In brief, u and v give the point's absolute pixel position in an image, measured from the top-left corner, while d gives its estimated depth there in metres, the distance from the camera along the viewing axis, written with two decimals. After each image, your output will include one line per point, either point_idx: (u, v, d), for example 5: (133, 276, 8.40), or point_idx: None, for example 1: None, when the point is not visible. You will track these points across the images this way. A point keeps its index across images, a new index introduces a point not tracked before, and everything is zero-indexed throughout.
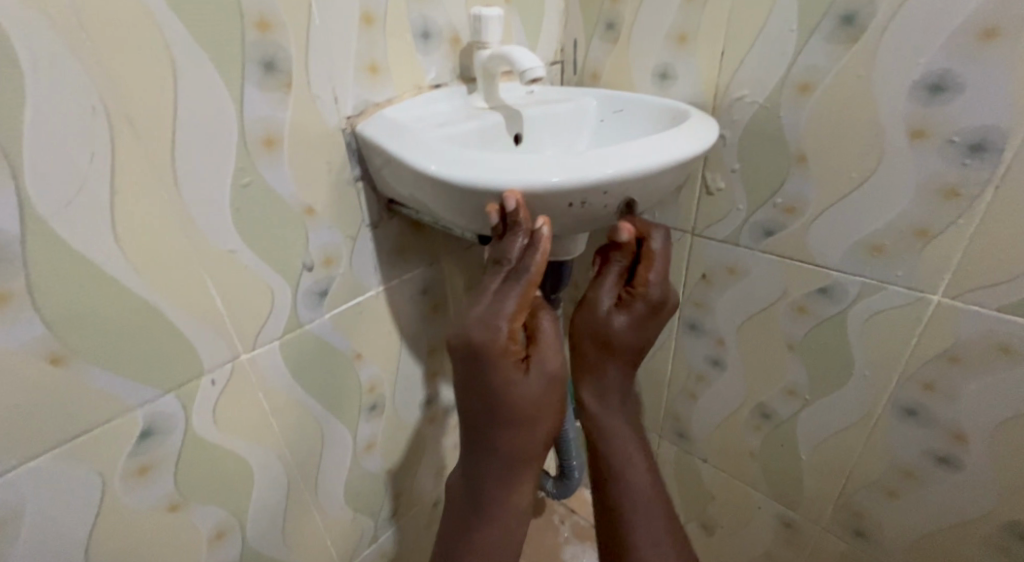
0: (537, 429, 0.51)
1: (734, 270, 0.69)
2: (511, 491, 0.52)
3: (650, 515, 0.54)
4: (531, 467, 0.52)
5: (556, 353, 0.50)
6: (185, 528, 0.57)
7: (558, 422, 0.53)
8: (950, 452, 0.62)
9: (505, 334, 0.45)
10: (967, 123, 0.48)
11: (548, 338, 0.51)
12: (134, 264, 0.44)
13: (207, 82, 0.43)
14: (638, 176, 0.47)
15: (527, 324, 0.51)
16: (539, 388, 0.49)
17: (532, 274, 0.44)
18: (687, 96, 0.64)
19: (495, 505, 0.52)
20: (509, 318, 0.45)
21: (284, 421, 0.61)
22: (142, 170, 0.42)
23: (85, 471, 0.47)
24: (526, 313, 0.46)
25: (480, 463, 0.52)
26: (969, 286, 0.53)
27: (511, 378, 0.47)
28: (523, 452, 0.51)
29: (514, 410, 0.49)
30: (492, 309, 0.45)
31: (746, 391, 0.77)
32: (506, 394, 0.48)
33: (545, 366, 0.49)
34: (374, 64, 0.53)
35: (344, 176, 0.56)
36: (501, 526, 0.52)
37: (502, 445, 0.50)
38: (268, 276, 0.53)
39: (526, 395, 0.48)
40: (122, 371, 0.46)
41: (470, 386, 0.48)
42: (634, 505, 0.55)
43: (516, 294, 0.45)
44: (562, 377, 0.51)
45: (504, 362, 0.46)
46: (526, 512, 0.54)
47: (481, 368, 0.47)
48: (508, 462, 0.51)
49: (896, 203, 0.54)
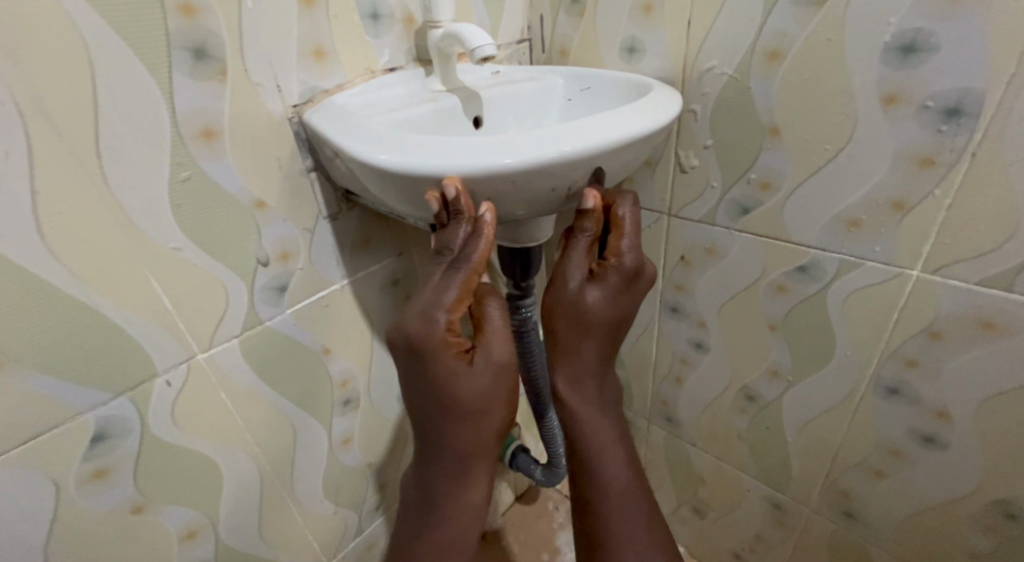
0: (487, 421, 0.49)
1: (712, 250, 0.67)
2: (463, 485, 0.52)
3: (622, 508, 0.58)
4: (483, 463, 0.52)
5: (506, 343, 0.48)
6: (152, 529, 0.56)
7: (512, 412, 0.51)
8: (934, 431, 0.60)
9: (443, 326, 0.44)
10: (941, 86, 0.45)
11: (497, 328, 0.48)
12: (67, 266, 0.42)
13: (130, 73, 0.41)
14: (587, 156, 0.44)
15: (475, 312, 0.49)
16: (486, 381, 0.48)
17: (474, 262, 0.43)
18: (656, 70, 0.61)
19: (447, 503, 0.52)
20: (446, 310, 0.43)
21: (251, 419, 0.60)
22: (65, 167, 0.40)
23: (36, 477, 0.46)
24: (468, 305, 0.45)
25: (430, 461, 0.51)
26: (947, 259, 0.51)
27: (455, 371, 0.46)
28: (475, 445, 0.50)
29: (459, 405, 0.47)
30: (430, 303, 0.44)
31: (730, 373, 0.75)
32: (451, 386, 0.46)
33: (492, 356, 0.48)
34: (319, 48, 0.51)
35: (295, 167, 0.54)
36: (454, 524, 0.52)
37: (451, 442, 0.50)
38: (219, 272, 0.51)
39: (470, 389, 0.47)
40: (67, 377, 0.45)
41: (413, 382, 0.47)
42: (609, 507, 0.58)
43: (456, 285, 0.43)
44: (513, 366, 0.49)
45: (444, 356, 0.45)
46: (483, 505, 0.54)
47: (421, 362, 0.45)
48: (458, 458, 0.50)
49: (871, 175, 0.52)
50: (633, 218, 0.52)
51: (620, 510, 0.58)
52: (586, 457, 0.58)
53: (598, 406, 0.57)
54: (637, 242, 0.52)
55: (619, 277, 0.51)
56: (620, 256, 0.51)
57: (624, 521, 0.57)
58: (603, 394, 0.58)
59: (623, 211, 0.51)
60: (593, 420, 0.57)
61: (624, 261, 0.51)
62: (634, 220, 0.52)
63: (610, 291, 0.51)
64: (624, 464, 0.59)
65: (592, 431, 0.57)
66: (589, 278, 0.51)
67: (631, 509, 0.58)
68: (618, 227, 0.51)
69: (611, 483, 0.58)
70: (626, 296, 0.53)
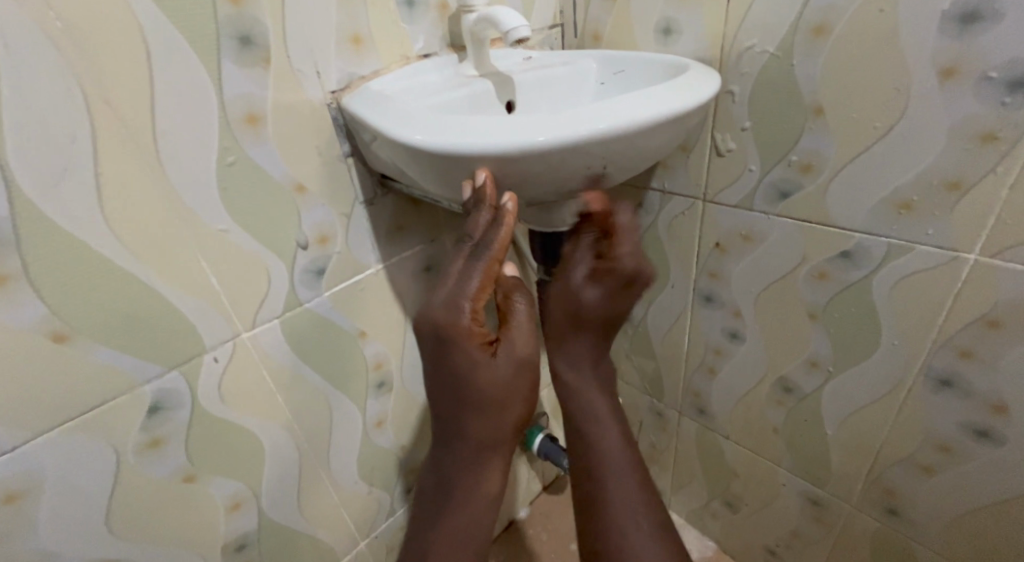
0: (507, 413, 0.50)
1: (749, 237, 0.66)
2: (478, 477, 0.52)
3: (626, 500, 0.54)
4: (502, 452, 0.52)
5: (527, 336, 0.50)
6: (201, 499, 0.59)
7: (532, 405, 0.52)
8: (989, 425, 0.57)
9: (467, 314, 0.44)
10: (1006, 56, 0.43)
11: (520, 323, 0.50)
12: (127, 245, 0.45)
13: (183, 59, 0.43)
14: (617, 135, 0.44)
15: (500, 305, 0.51)
16: (508, 372, 0.48)
17: (494, 250, 0.43)
18: (692, 51, 0.60)
19: (464, 491, 0.52)
20: (471, 299, 0.44)
21: (290, 396, 0.62)
22: (124, 150, 0.42)
23: (98, 444, 0.49)
24: (490, 294, 0.45)
25: (450, 447, 0.52)
26: (1007, 242, 0.48)
27: (477, 361, 0.46)
28: (492, 436, 0.51)
29: (481, 394, 0.48)
30: (455, 291, 0.44)
31: (768, 364, 0.73)
32: (473, 376, 0.47)
33: (513, 348, 0.49)
34: (357, 35, 0.52)
35: (333, 152, 0.55)
36: (469, 513, 0.52)
37: (471, 430, 0.50)
38: (262, 254, 0.53)
39: (491, 379, 0.48)
40: (125, 350, 0.48)
41: (437, 370, 0.48)
42: (613, 501, 0.54)
43: (479, 273, 0.43)
44: (534, 359, 0.50)
45: (468, 345, 0.45)
46: (498, 498, 0.54)
47: (445, 351, 0.46)
48: (478, 446, 0.51)
49: (924, 153, 0.49)
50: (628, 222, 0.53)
51: (623, 504, 0.53)
52: (582, 439, 0.57)
53: (598, 387, 0.58)
54: (633, 247, 0.53)
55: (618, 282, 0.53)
56: (618, 260, 0.53)
57: (623, 505, 0.53)
58: (597, 370, 0.58)
59: (618, 216, 0.52)
60: (589, 394, 0.57)
61: (622, 267, 0.53)
62: (631, 225, 0.53)
63: (607, 295, 0.54)
64: (620, 443, 0.56)
65: (592, 412, 0.57)
66: (591, 277, 0.54)
67: (633, 499, 0.54)
68: (613, 230, 0.52)
69: (610, 467, 0.55)
70: (621, 299, 0.55)
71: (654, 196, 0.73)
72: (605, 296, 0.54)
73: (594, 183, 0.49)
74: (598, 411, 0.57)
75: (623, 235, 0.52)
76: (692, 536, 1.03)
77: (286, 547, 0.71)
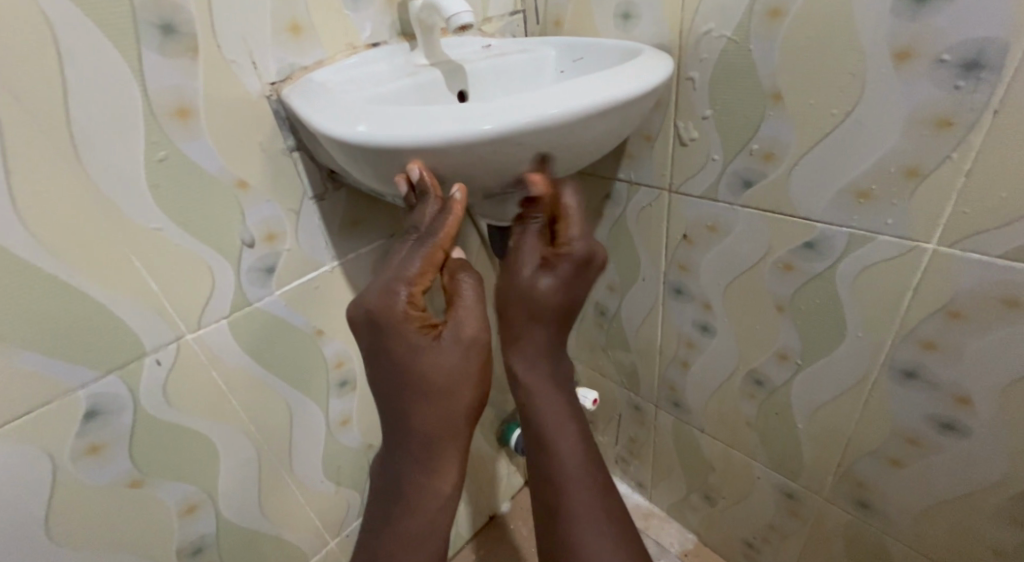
0: (455, 401, 0.48)
1: (714, 227, 0.64)
2: (430, 475, 0.50)
3: (588, 510, 0.52)
4: (455, 444, 0.50)
5: (476, 319, 0.47)
6: (152, 503, 0.57)
7: (484, 392, 0.49)
8: (954, 417, 0.56)
9: (403, 300, 0.44)
10: (959, 36, 0.41)
11: (468, 303, 0.47)
12: (48, 246, 0.43)
13: (97, 50, 0.41)
14: (556, 124, 0.42)
15: (447, 286, 0.48)
16: (455, 356, 0.46)
17: (440, 238, 0.43)
18: (651, 37, 0.58)
19: (415, 493, 0.51)
20: (408, 283, 0.43)
21: (244, 397, 0.61)
22: (37, 147, 0.41)
23: (31, 451, 0.47)
24: (433, 280, 0.45)
25: (399, 447, 0.50)
26: (966, 231, 0.47)
27: (417, 346, 0.45)
28: (441, 426, 0.48)
29: (426, 383, 0.46)
30: (394, 274, 0.44)
31: (738, 356, 0.72)
32: (414, 361, 0.46)
33: (459, 331, 0.46)
34: (295, 23, 0.50)
35: (277, 147, 0.53)
36: (422, 514, 0.51)
37: (418, 426, 0.48)
38: (203, 252, 0.51)
39: (435, 364, 0.46)
40: (55, 355, 0.46)
41: (377, 360, 0.47)
42: (573, 512, 0.52)
43: (420, 259, 0.43)
44: (484, 343, 0.48)
45: (406, 329, 0.44)
46: (454, 494, 0.52)
47: (383, 337, 0.45)
48: (426, 442, 0.49)
49: (883, 139, 0.47)
50: (576, 203, 0.49)
51: (584, 511, 0.52)
52: (540, 443, 0.55)
53: (555, 385, 0.56)
54: (582, 228, 0.50)
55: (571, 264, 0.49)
56: (571, 245, 0.49)
57: (581, 510, 0.52)
58: (552, 366, 0.56)
59: (565, 198, 0.49)
60: (545, 393, 0.55)
61: (572, 249, 0.49)
62: (580, 207, 0.49)
63: (560, 281, 0.50)
64: (577, 441, 0.55)
65: (547, 417, 0.55)
66: (540, 267, 0.50)
67: (592, 501, 0.53)
68: (562, 210, 0.49)
69: (567, 472, 0.54)
70: (576, 286, 0.51)
71: (621, 187, 0.71)
72: (559, 282, 0.50)
73: (539, 164, 0.47)
74: (552, 410, 0.55)
75: (573, 217, 0.49)
76: (673, 529, 1.03)
77: (250, 549, 0.70)
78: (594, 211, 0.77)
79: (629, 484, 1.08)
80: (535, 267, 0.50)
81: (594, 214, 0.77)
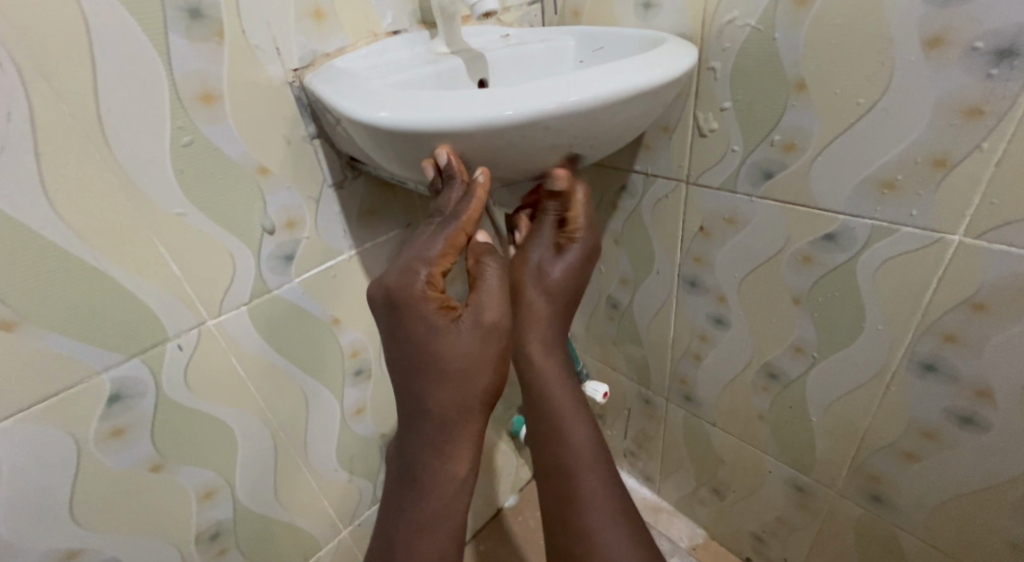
0: (471, 386, 0.47)
1: (732, 220, 0.64)
2: (443, 459, 0.50)
3: (598, 495, 0.53)
4: (468, 429, 0.49)
5: (496, 304, 0.47)
6: (171, 488, 0.58)
7: (500, 379, 0.49)
8: (974, 412, 0.56)
9: (422, 280, 0.44)
10: (993, 23, 0.41)
11: (490, 287, 0.47)
12: (76, 229, 0.43)
13: (127, 33, 0.41)
14: (584, 110, 0.42)
15: (471, 271, 0.48)
16: (473, 341, 0.46)
17: (462, 220, 0.43)
18: (672, 26, 0.58)
19: (431, 477, 0.50)
20: (428, 263, 0.44)
21: (262, 385, 0.61)
22: (67, 130, 0.41)
23: (56, 434, 0.48)
24: (453, 262, 0.45)
25: (413, 428, 0.50)
26: (994, 222, 0.46)
27: (435, 328, 0.45)
28: (456, 411, 0.48)
29: (442, 366, 0.46)
30: (415, 254, 0.44)
31: (753, 350, 0.71)
32: (432, 343, 0.46)
33: (478, 316, 0.46)
34: (318, 9, 0.50)
35: (298, 133, 0.53)
36: (437, 497, 0.50)
37: (432, 410, 0.48)
38: (224, 238, 0.51)
39: (453, 349, 0.46)
40: (79, 338, 0.46)
41: (395, 340, 0.47)
42: (583, 492, 0.53)
43: (442, 239, 0.44)
44: (503, 329, 0.48)
45: (424, 310, 0.44)
46: (467, 481, 0.51)
47: (401, 317, 0.45)
48: (440, 424, 0.49)
49: (910, 128, 0.47)
50: (583, 197, 0.53)
51: (593, 495, 0.53)
52: (548, 424, 0.56)
53: (561, 370, 0.58)
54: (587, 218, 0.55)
55: (581, 249, 0.55)
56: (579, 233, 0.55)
57: (591, 493, 0.53)
58: (554, 350, 0.58)
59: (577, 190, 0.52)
60: (551, 377, 0.57)
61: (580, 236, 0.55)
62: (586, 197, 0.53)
63: (573, 265, 0.56)
64: (582, 426, 0.56)
65: (553, 398, 0.57)
66: (553, 254, 0.56)
67: (602, 485, 0.53)
68: (572, 203, 0.53)
69: (576, 455, 0.55)
70: (584, 267, 0.56)
71: (637, 179, 0.71)
72: (572, 266, 0.56)
73: (567, 162, 0.49)
74: (558, 394, 0.57)
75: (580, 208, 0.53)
76: (681, 524, 1.03)
77: (265, 538, 0.70)
78: (609, 203, 0.76)
79: (637, 478, 1.08)
80: (546, 254, 0.56)
81: (609, 205, 0.76)
